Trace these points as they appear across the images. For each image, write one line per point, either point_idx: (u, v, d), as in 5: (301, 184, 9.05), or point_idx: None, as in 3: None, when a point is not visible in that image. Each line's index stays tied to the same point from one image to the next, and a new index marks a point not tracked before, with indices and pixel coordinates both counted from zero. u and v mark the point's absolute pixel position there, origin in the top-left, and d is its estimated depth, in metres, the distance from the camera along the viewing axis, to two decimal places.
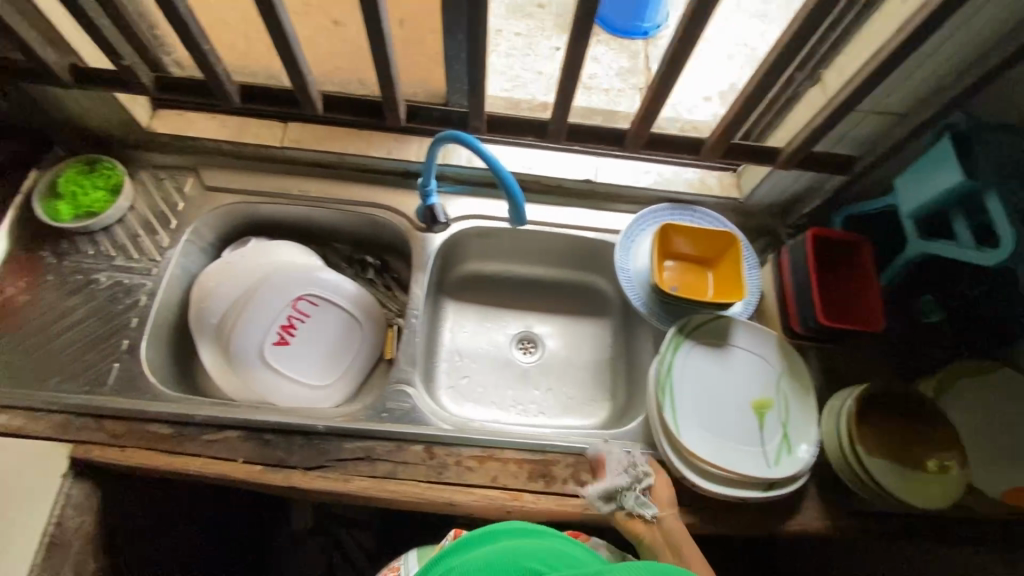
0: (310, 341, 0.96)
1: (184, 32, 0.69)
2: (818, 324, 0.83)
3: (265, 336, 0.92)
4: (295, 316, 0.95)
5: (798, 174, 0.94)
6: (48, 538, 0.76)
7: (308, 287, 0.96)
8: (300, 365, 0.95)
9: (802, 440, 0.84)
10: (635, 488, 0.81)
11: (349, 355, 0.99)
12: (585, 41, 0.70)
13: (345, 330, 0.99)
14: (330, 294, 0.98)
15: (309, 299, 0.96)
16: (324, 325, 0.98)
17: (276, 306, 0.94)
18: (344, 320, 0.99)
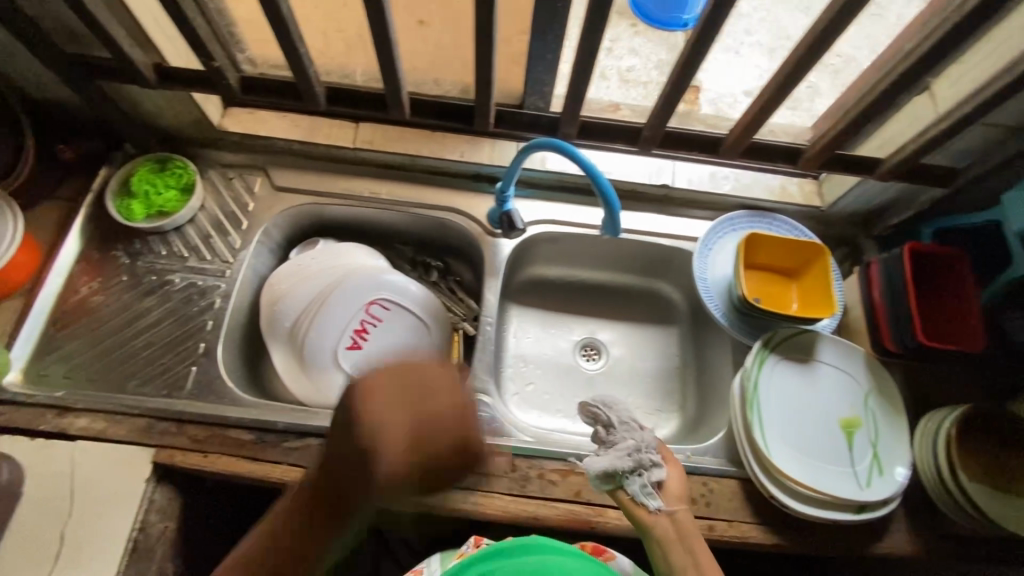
0: (382, 346, 0.94)
1: (284, 32, 0.67)
2: (918, 345, 0.80)
3: (339, 340, 0.92)
4: (368, 320, 0.94)
5: (889, 185, 0.91)
6: (132, 543, 0.74)
7: (381, 291, 0.95)
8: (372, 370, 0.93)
9: (894, 461, 0.82)
10: (641, 473, 0.71)
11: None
12: (697, 48, 0.67)
13: (416, 335, 0.97)
14: (402, 299, 0.96)
15: (381, 303, 0.95)
16: (395, 331, 0.95)
17: (350, 310, 0.93)
18: (415, 325, 0.97)
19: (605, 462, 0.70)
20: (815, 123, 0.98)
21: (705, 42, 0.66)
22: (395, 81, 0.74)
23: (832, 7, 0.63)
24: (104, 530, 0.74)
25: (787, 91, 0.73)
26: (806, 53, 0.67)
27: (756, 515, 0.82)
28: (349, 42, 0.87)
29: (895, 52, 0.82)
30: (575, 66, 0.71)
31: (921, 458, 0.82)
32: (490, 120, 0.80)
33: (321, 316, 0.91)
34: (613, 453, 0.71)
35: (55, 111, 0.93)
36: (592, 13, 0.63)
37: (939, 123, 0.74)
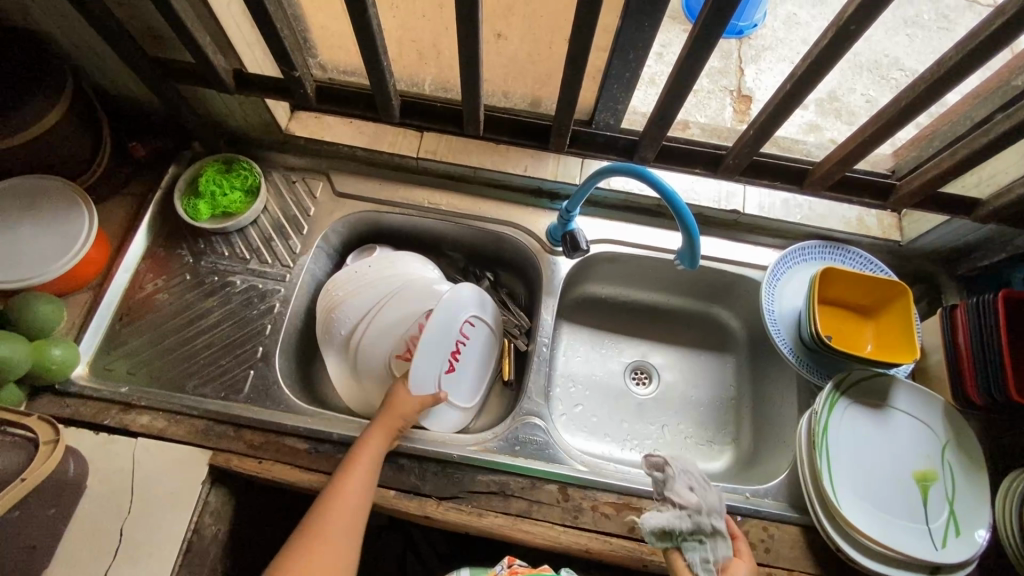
0: (468, 365, 0.90)
1: (371, 46, 0.66)
2: (1010, 399, 0.74)
3: (439, 365, 0.85)
4: (459, 341, 0.88)
5: (980, 226, 0.85)
6: (186, 545, 0.74)
7: (468, 309, 0.89)
8: (458, 388, 0.89)
9: (975, 522, 0.76)
10: (705, 544, 0.68)
11: (486, 375, 0.95)
12: (802, 83, 0.63)
13: (489, 348, 0.95)
14: (480, 315, 0.92)
15: (471, 321, 0.90)
16: (477, 348, 0.92)
17: (449, 333, 0.86)
18: (488, 339, 0.94)
19: (666, 520, 0.68)
20: (898, 152, 0.93)
21: (809, 76, 0.62)
22: (473, 98, 0.72)
23: (956, 43, 0.58)
24: (162, 530, 0.75)
25: (890, 128, 0.68)
26: (917, 89, 0.63)
27: (819, 565, 0.78)
28: (422, 52, 0.86)
29: (1001, 84, 0.76)
30: (666, 91, 0.68)
31: (1003, 515, 0.76)
32: (565, 140, 0.78)
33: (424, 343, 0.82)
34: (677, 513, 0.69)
35: (130, 108, 0.94)
36: (694, 40, 0.60)
37: None
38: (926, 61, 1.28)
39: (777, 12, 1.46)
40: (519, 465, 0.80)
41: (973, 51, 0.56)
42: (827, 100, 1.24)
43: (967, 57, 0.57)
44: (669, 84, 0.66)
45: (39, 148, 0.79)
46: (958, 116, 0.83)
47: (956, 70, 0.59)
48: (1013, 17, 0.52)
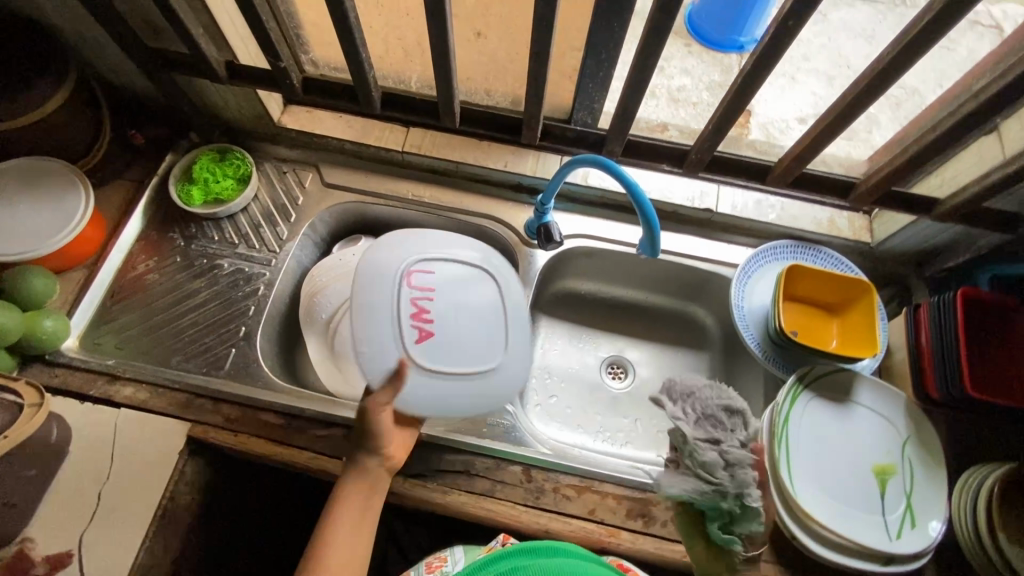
0: (443, 321, 0.70)
1: (350, 40, 0.70)
2: (964, 394, 0.76)
3: (400, 333, 0.67)
4: (418, 296, 0.70)
5: (947, 226, 0.86)
6: (161, 511, 0.78)
7: (415, 252, 0.72)
8: (454, 351, 0.70)
9: (930, 515, 0.77)
10: (732, 513, 0.66)
11: (490, 327, 0.72)
12: (756, 78, 0.66)
13: (473, 292, 0.73)
14: (434, 248, 0.74)
15: (423, 267, 0.71)
16: (449, 293, 0.72)
17: (396, 292, 0.69)
18: (466, 278, 0.73)
19: (681, 489, 0.66)
20: (871, 157, 0.95)
21: (758, 72, 0.65)
22: (448, 91, 0.76)
23: (897, 41, 0.61)
24: (138, 496, 0.78)
25: (843, 125, 0.71)
26: (866, 87, 0.66)
27: (776, 554, 0.79)
28: (407, 50, 0.91)
29: (963, 90, 0.79)
30: (627, 88, 0.71)
31: (958, 506, 0.78)
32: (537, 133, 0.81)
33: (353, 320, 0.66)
34: (694, 482, 0.66)
35: (132, 99, 0.99)
36: (650, 37, 0.63)
37: (1005, 167, 0.71)
38: (923, 78, 1.31)
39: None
40: (485, 446, 0.82)
41: (912, 48, 0.59)
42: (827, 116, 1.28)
43: (906, 53, 0.60)
44: (630, 80, 0.70)
45: (42, 131, 0.84)
46: (924, 121, 0.85)
47: (898, 68, 0.62)
48: (944, 16, 0.55)
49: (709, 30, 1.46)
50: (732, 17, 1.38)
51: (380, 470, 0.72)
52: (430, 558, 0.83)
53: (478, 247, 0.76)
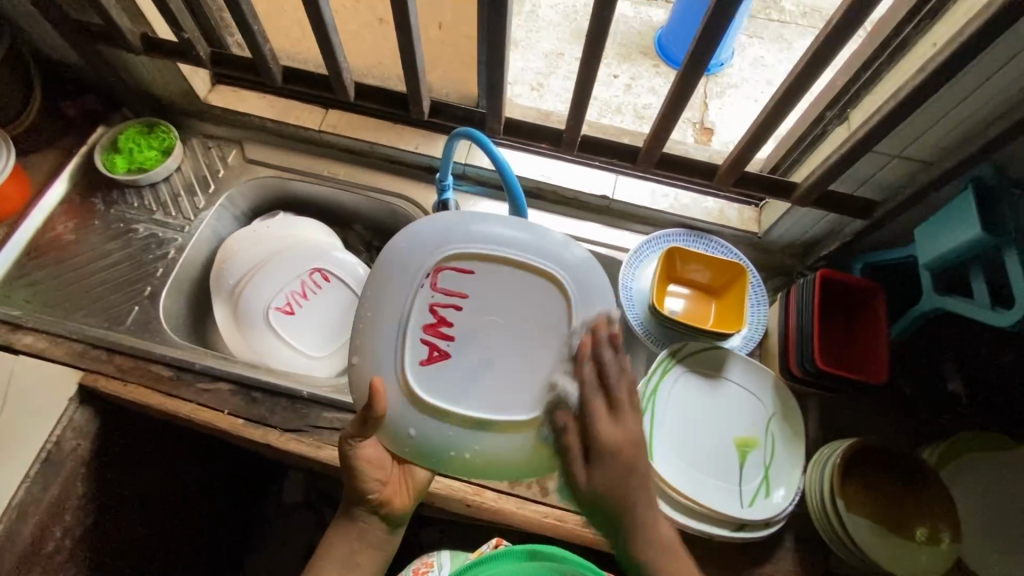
0: (469, 333, 0.65)
1: (238, 13, 0.78)
2: (816, 367, 0.81)
3: (408, 345, 0.64)
4: (440, 303, 0.65)
5: (818, 216, 0.90)
6: (44, 453, 0.81)
7: (446, 247, 0.66)
8: (465, 378, 0.64)
9: (782, 485, 0.81)
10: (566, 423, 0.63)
11: (530, 353, 0.65)
12: (600, 54, 0.71)
13: (516, 307, 0.66)
14: (475, 245, 0.67)
15: (451, 271, 0.66)
16: (483, 304, 0.66)
17: (412, 294, 0.65)
18: (508, 284, 0.66)
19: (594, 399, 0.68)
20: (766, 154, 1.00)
21: (597, 50, 0.71)
22: (335, 64, 0.83)
23: None
24: (23, 434, 0.82)
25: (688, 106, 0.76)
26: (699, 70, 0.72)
27: None
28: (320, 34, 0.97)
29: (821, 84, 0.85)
30: (493, 66, 0.77)
31: (811, 479, 0.81)
32: (422, 107, 0.88)
33: (360, 312, 0.66)
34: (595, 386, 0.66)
35: (65, 72, 1.06)
36: (498, 12, 0.69)
37: (839, 150, 0.76)
38: None
39: (745, 54, 1.57)
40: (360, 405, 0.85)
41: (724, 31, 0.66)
42: None
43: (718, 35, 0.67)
44: (490, 56, 0.76)
45: None
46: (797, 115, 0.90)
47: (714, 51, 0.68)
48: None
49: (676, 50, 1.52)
50: None
51: (370, 522, 0.68)
52: (416, 564, 0.89)
53: (524, 246, 0.67)
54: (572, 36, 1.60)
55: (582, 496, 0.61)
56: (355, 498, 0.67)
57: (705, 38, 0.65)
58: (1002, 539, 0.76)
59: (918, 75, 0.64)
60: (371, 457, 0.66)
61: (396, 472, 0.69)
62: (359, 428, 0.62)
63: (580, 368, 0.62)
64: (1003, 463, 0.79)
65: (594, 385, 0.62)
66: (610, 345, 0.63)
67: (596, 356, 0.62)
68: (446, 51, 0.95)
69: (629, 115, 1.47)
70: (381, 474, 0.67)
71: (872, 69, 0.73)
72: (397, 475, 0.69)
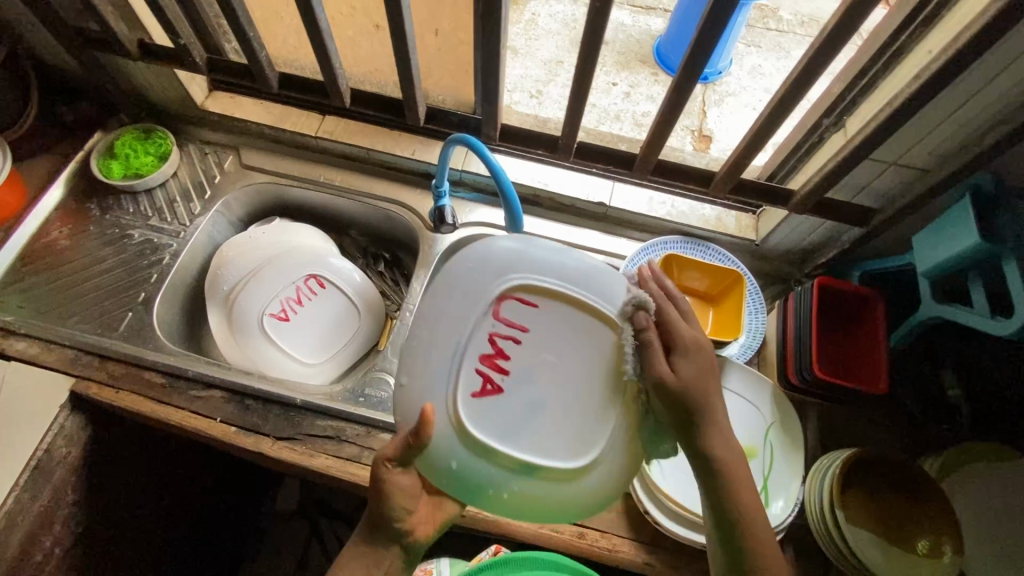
0: (524, 369, 0.64)
1: (233, 18, 0.78)
2: (815, 376, 0.79)
3: (462, 373, 0.62)
4: (500, 334, 0.64)
5: (815, 224, 0.90)
6: (34, 461, 0.80)
7: (512, 280, 0.65)
8: (518, 416, 0.63)
9: (780, 496, 0.80)
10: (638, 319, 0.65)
11: (583, 396, 0.64)
12: (595, 61, 0.71)
13: (574, 346, 0.65)
14: (543, 277, 0.66)
15: (515, 301, 0.65)
16: (543, 340, 0.65)
17: (473, 322, 0.63)
18: (569, 321, 0.65)
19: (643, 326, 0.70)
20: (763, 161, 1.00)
21: (593, 58, 0.71)
22: (333, 73, 0.84)
23: None
24: (12, 442, 0.81)
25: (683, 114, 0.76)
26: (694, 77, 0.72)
27: (632, 531, 0.80)
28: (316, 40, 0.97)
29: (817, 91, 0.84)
30: (488, 72, 0.77)
31: (811, 490, 0.79)
32: (418, 114, 0.88)
33: (417, 331, 0.64)
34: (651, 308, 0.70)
35: (63, 78, 1.06)
36: (492, 21, 0.69)
37: (835, 158, 0.76)
38: None
39: (744, 63, 1.57)
40: (354, 413, 0.84)
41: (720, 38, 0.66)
42: None
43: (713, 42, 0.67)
44: (486, 63, 0.76)
45: None
46: None
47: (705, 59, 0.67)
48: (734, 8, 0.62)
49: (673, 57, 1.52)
50: None
51: (390, 553, 0.61)
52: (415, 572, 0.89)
53: (591, 285, 0.66)
54: (570, 44, 1.60)
55: (661, 394, 0.62)
56: (378, 526, 0.61)
57: (698, 46, 0.65)
58: (1005, 552, 0.75)
59: (914, 82, 0.64)
60: (405, 485, 0.62)
61: (424, 502, 0.65)
62: (403, 453, 0.60)
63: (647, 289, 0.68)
64: (1004, 474, 0.78)
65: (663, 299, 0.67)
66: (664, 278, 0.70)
67: (657, 282, 0.69)
68: (442, 59, 0.96)
69: (628, 122, 1.47)
70: (411, 502, 0.62)
71: (867, 79, 0.73)
72: (426, 505, 0.65)
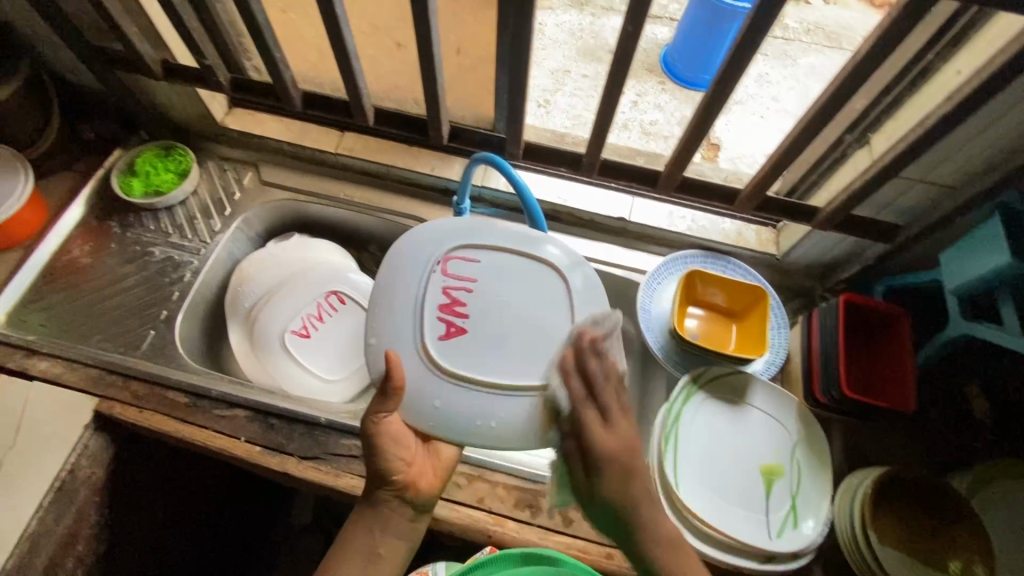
0: (484, 310, 0.68)
1: (261, 40, 0.78)
2: (842, 394, 0.79)
3: (425, 323, 0.67)
4: (453, 286, 0.69)
5: (838, 239, 0.89)
6: (58, 483, 0.80)
7: (453, 240, 0.72)
8: (485, 348, 0.67)
9: (810, 515, 0.79)
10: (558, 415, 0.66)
11: (545, 327, 0.68)
12: (623, 81, 0.71)
13: (522, 285, 0.70)
14: (479, 235, 0.72)
15: (460, 259, 0.71)
16: (492, 285, 0.70)
17: (425, 281, 0.69)
18: (512, 267, 0.71)
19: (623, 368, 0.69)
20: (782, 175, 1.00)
21: (621, 77, 0.71)
22: (357, 92, 0.84)
23: None
24: (37, 463, 0.80)
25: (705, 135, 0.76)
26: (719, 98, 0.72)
27: None
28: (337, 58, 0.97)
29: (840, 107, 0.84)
30: (513, 92, 0.77)
31: (840, 510, 0.78)
32: (442, 132, 0.88)
33: (376, 300, 0.70)
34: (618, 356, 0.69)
35: (83, 96, 1.07)
36: (521, 42, 0.69)
37: (863, 176, 0.75)
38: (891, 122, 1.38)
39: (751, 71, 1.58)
40: None
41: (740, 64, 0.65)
42: None
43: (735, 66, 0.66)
44: (512, 82, 0.76)
45: None
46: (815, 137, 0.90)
47: (731, 82, 0.67)
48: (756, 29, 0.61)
49: (680, 66, 1.52)
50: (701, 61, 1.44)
51: (394, 509, 0.64)
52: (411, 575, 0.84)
53: (521, 236, 0.73)
54: (579, 54, 1.61)
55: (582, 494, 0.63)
56: (378, 480, 0.64)
57: (730, 66, 0.65)
58: None
59: (946, 103, 0.64)
60: (396, 434, 0.64)
61: (420, 452, 0.68)
62: (382, 403, 0.62)
63: (570, 382, 0.64)
64: None
65: (584, 397, 0.63)
66: (593, 350, 0.65)
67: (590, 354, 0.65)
68: (462, 76, 0.96)
69: (637, 131, 1.47)
70: (406, 453, 0.65)
71: (894, 95, 0.73)
72: (422, 456, 0.67)
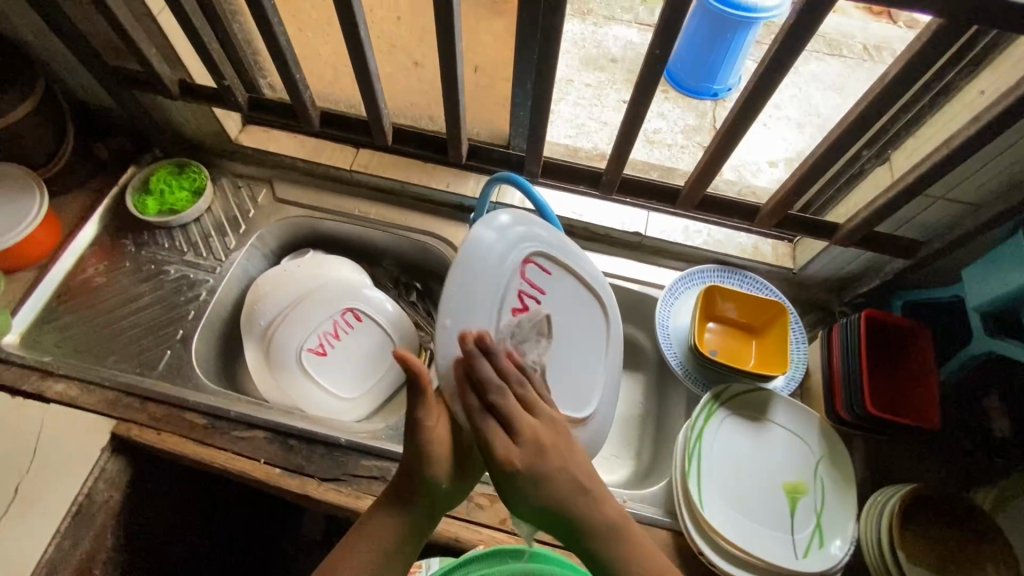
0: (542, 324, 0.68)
1: (282, 61, 0.78)
2: (866, 412, 0.78)
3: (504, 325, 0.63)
4: (526, 292, 0.67)
5: (856, 254, 0.90)
6: (76, 507, 0.79)
7: (533, 243, 0.69)
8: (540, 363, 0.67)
9: (836, 534, 0.78)
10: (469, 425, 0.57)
11: (583, 352, 0.74)
12: (647, 101, 0.71)
13: (570, 306, 0.73)
14: (551, 245, 0.71)
15: (534, 265, 0.69)
16: (550, 300, 0.70)
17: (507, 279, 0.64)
18: (567, 286, 0.73)
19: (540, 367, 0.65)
20: None
21: (644, 97, 0.71)
22: (376, 111, 0.84)
23: None
24: (55, 488, 0.79)
25: (725, 155, 0.76)
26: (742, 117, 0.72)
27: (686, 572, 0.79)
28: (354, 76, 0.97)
29: None
30: (535, 112, 0.77)
31: (866, 527, 0.78)
32: (461, 151, 0.89)
33: (454, 286, 0.59)
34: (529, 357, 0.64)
35: (97, 114, 1.06)
36: (544, 65, 0.70)
37: (885, 194, 0.76)
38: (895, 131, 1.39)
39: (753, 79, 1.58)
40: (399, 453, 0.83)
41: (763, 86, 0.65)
42: (794, 158, 1.41)
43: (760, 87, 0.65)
44: (535, 102, 0.76)
45: (7, 138, 0.91)
46: None
47: (755, 104, 0.67)
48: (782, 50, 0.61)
49: (682, 76, 1.52)
50: (704, 70, 1.44)
51: (423, 514, 0.56)
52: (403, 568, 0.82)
53: (577, 256, 0.75)
54: (582, 64, 1.61)
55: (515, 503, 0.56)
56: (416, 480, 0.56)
57: (756, 88, 0.65)
58: None
59: (971, 124, 0.64)
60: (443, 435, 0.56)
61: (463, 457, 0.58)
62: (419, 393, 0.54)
63: (465, 397, 0.56)
64: None
65: (481, 408, 0.55)
66: (482, 350, 0.56)
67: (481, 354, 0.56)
68: (478, 93, 0.96)
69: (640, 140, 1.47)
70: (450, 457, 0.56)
71: (913, 113, 0.73)
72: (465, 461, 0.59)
